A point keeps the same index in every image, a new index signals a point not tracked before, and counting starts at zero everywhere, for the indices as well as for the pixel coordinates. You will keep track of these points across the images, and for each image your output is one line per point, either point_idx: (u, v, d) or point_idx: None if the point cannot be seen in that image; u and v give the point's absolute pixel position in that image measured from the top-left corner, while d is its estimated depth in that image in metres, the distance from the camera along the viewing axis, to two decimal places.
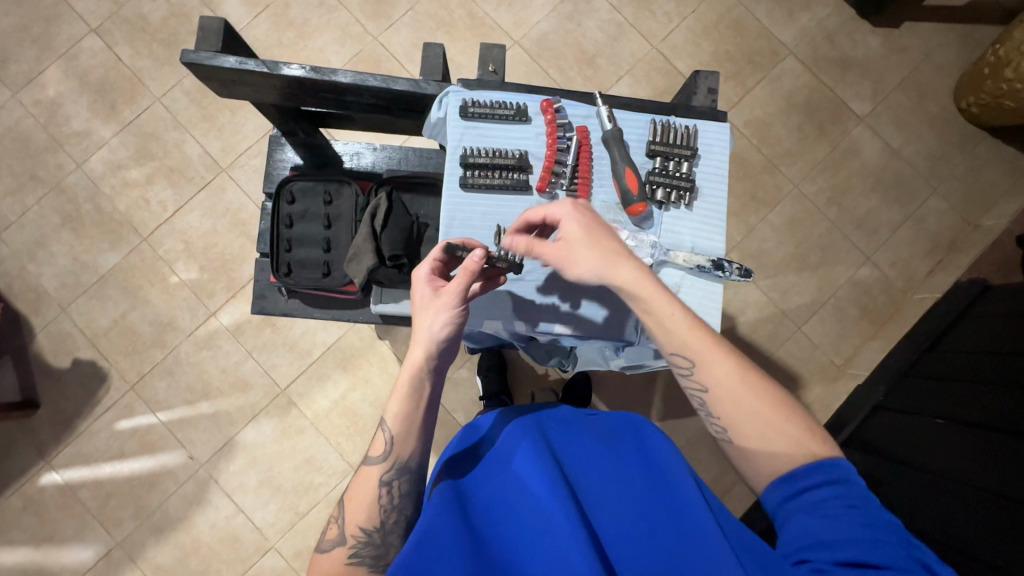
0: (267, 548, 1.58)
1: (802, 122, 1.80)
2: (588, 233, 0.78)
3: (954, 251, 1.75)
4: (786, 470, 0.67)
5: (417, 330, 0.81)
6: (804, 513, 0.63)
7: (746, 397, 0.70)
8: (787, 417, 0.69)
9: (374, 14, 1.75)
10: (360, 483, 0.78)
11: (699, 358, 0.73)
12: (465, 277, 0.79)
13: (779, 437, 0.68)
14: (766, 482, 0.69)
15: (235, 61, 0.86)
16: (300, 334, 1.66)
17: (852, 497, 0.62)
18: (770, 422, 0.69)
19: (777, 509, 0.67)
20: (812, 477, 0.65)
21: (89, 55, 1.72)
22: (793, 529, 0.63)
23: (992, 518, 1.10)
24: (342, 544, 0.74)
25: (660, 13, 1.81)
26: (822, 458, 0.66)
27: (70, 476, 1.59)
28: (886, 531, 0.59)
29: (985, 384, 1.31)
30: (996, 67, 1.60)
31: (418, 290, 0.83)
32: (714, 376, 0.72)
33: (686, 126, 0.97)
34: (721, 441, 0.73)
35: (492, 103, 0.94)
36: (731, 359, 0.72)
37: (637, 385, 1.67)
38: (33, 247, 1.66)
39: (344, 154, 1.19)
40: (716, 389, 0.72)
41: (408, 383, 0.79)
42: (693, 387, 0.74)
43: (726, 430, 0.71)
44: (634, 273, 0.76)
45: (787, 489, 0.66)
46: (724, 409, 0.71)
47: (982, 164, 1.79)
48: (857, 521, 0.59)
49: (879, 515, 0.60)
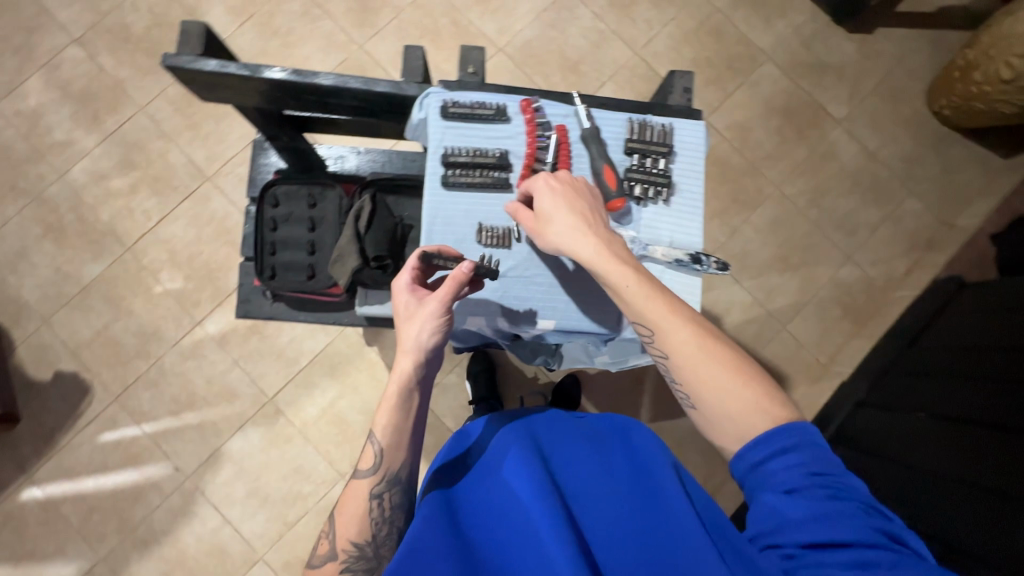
0: (255, 560, 1.56)
1: (781, 125, 1.83)
2: (555, 205, 0.84)
3: (932, 250, 1.79)
4: (754, 435, 0.67)
5: (402, 339, 0.80)
6: (771, 486, 0.64)
7: (702, 361, 0.71)
8: (746, 382, 0.70)
9: (358, 23, 1.76)
10: (350, 497, 0.77)
11: (657, 327, 0.74)
12: (452, 286, 0.80)
13: (738, 402, 0.68)
14: (735, 447, 0.69)
15: (217, 64, 0.87)
16: (286, 342, 1.66)
17: (818, 464, 0.63)
18: (729, 390, 0.69)
19: (743, 479, 0.67)
20: (777, 441, 0.65)
21: (71, 65, 1.72)
22: (760, 508, 0.63)
23: (981, 511, 1.10)
24: (334, 559, 0.75)
25: (641, 20, 1.84)
26: (788, 421, 0.67)
27: (52, 491, 1.56)
28: (851, 502, 0.61)
29: (967, 377, 1.32)
30: (966, 70, 1.65)
31: (400, 298, 0.83)
32: (674, 343, 0.73)
33: (662, 124, 0.99)
34: (687, 409, 0.74)
35: (471, 103, 0.95)
36: (691, 327, 0.73)
37: (626, 386, 1.68)
38: (14, 259, 1.64)
39: (328, 158, 1.22)
40: (674, 355, 0.73)
41: (397, 396, 0.78)
42: (656, 354, 0.76)
43: (688, 398, 0.73)
44: (595, 245, 0.80)
45: (754, 456, 0.66)
46: (684, 377, 0.72)
47: (957, 165, 1.83)
48: (821, 496, 0.61)
49: (844, 484, 0.62)
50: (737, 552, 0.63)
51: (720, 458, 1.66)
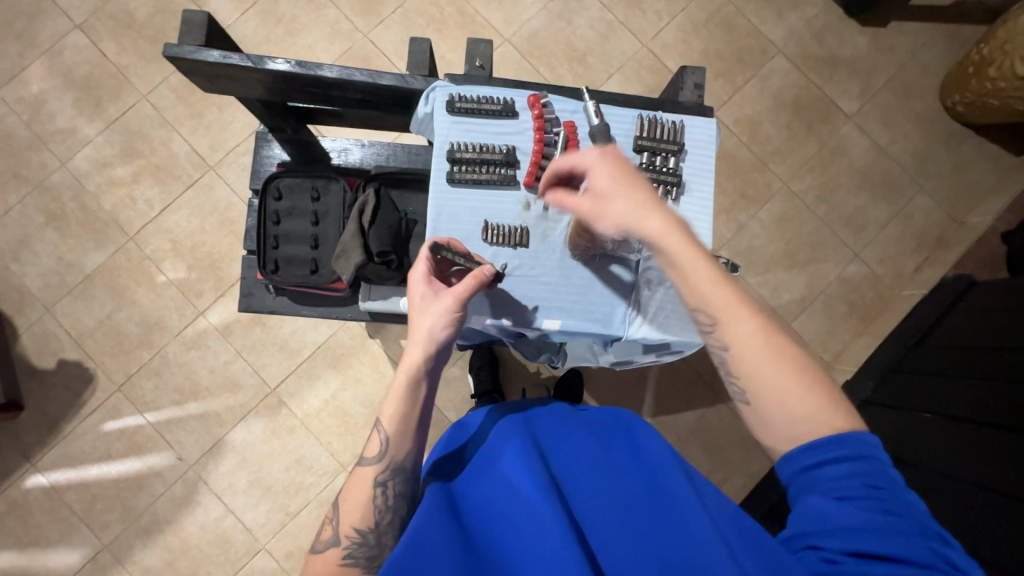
0: (257, 550, 1.56)
1: (791, 120, 1.81)
2: (614, 179, 0.77)
3: (940, 248, 1.76)
4: (806, 441, 0.63)
5: (414, 330, 0.79)
6: (820, 492, 0.61)
7: (770, 359, 0.66)
8: (810, 387, 0.65)
9: (363, 11, 1.74)
10: (354, 484, 0.76)
11: (721, 316, 0.70)
12: (474, 282, 0.82)
13: (800, 405, 0.64)
14: (781, 453, 0.66)
15: (219, 55, 0.85)
16: (289, 333, 1.65)
17: (874, 477, 0.59)
18: (791, 391, 0.65)
19: (791, 481, 0.64)
20: (831, 450, 0.61)
21: (73, 52, 1.70)
22: (808, 511, 0.60)
23: (990, 514, 1.09)
24: (336, 545, 0.72)
25: (650, 11, 1.81)
26: (852, 430, 0.62)
27: (56, 478, 1.57)
28: (907, 519, 0.57)
29: (975, 376, 1.31)
30: (981, 66, 1.62)
31: (415, 290, 0.82)
32: (736, 335, 0.68)
33: (673, 121, 0.98)
34: (739, 405, 0.69)
35: (478, 97, 0.94)
36: (755, 320, 0.69)
37: (629, 381, 1.67)
38: (17, 247, 1.64)
39: (332, 151, 1.18)
40: (737, 349, 0.68)
41: (405, 385, 0.77)
42: (715, 345, 0.70)
43: (745, 393, 0.68)
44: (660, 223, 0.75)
45: (805, 461, 0.63)
46: (745, 371, 0.67)
47: (969, 162, 1.81)
48: (874, 508, 0.57)
49: (899, 500, 0.58)
50: (772, 553, 0.60)
51: (723, 453, 1.66)
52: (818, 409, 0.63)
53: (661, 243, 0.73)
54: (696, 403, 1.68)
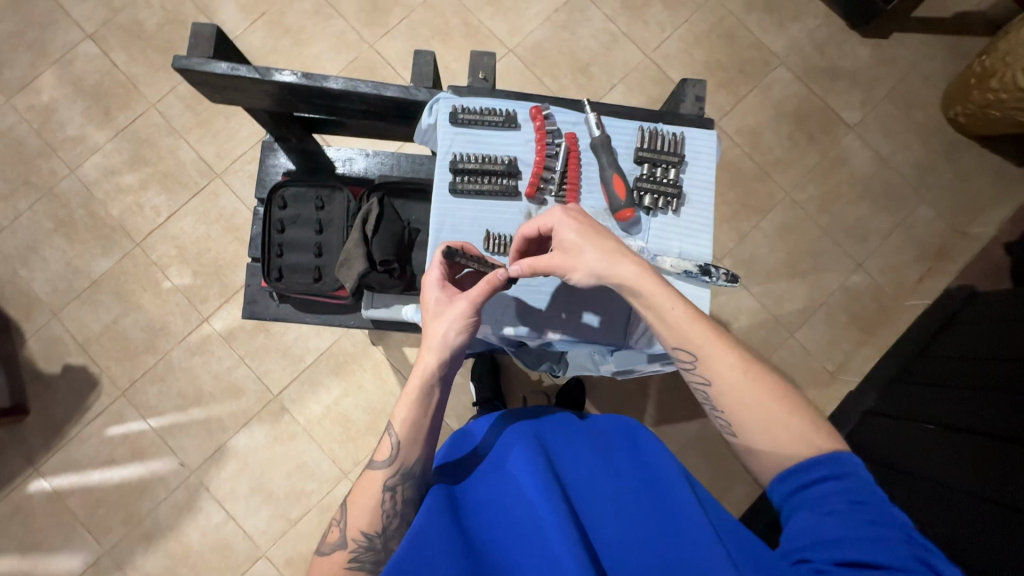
0: (258, 556, 1.57)
1: (792, 130, 1.81)
2: (580, 233, 0.80)
3: (943, 259, 1.76)
4: (788, 465, 0.67)
5: (429, 335, 0.80)
6: (808, 509, 0.63)
7: (749, 391, 0.70)
8: (791, 413, 0.69)
9: (369, 22, 1.76)
10: (363, 488, 0.76)
11: (700, 352, 0.73)
12: (485, 289, 0.80)
13: (784, 431, 0.68)
14: (770, 478, 0.69)
15: (227, 67, 0.87)
16: (292, 339, 1.66)
17: (860, 493, 0.62)
18: (774, 418, 0.68)
19: (784, 504, 0.67)
20: (816, 470, 0.65)
21: (83, 62, 1.72)
22: (797, 526, 0.62)
23: (986, 525, 1.09)
24: (343, 548, 0.73)
25: (652, 23, 1.83)
26: (836, 452, 0.66)
27: (59, 482, 1.58)
28: (892, 529, 0.58)
29: (977, 387, 1.31)
30: (982, 77, 1.62)
31: (429, 294, 0.83)
32: (716, 369, 0.72)
33: (673, 133, 0.99)
34: (727, 436, 0.73)
35: (481, 109, 0.96)
36: (732, 352, 0.73)
37: (630, 389, 1.67)
38: (26, 253, 1.66)
39: (337, 160, 1.20)
40: (718, 384, 0.72)
41: (418, 390, 0.78)
42: (697, 381, 0.75)
43: (731, 425, 0.72)
44: (634, 267, 0.77)
45: (794, 482, 0.66)
46: (726, 404, 0.72)
47: (971, 172, 1.81)
48: (858, 520, 0.59)
49: (885, 513, 0.60)
50: (765, 565, 0.61)
51: (725, 462, 1.66)
52: (801, 434, 0.67)
53: (636, 289, 0.76)
54: (697, 412, 1.68)
